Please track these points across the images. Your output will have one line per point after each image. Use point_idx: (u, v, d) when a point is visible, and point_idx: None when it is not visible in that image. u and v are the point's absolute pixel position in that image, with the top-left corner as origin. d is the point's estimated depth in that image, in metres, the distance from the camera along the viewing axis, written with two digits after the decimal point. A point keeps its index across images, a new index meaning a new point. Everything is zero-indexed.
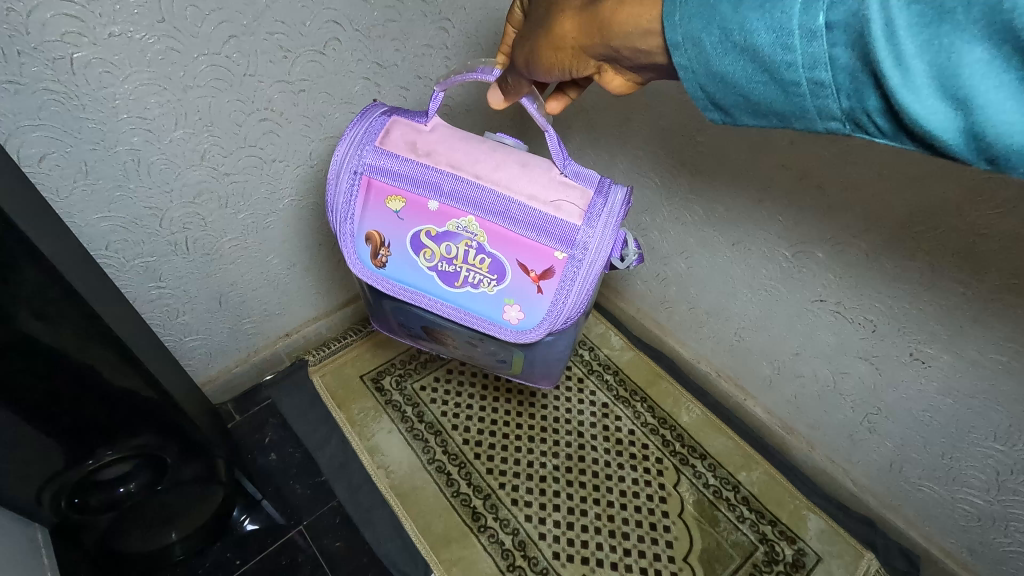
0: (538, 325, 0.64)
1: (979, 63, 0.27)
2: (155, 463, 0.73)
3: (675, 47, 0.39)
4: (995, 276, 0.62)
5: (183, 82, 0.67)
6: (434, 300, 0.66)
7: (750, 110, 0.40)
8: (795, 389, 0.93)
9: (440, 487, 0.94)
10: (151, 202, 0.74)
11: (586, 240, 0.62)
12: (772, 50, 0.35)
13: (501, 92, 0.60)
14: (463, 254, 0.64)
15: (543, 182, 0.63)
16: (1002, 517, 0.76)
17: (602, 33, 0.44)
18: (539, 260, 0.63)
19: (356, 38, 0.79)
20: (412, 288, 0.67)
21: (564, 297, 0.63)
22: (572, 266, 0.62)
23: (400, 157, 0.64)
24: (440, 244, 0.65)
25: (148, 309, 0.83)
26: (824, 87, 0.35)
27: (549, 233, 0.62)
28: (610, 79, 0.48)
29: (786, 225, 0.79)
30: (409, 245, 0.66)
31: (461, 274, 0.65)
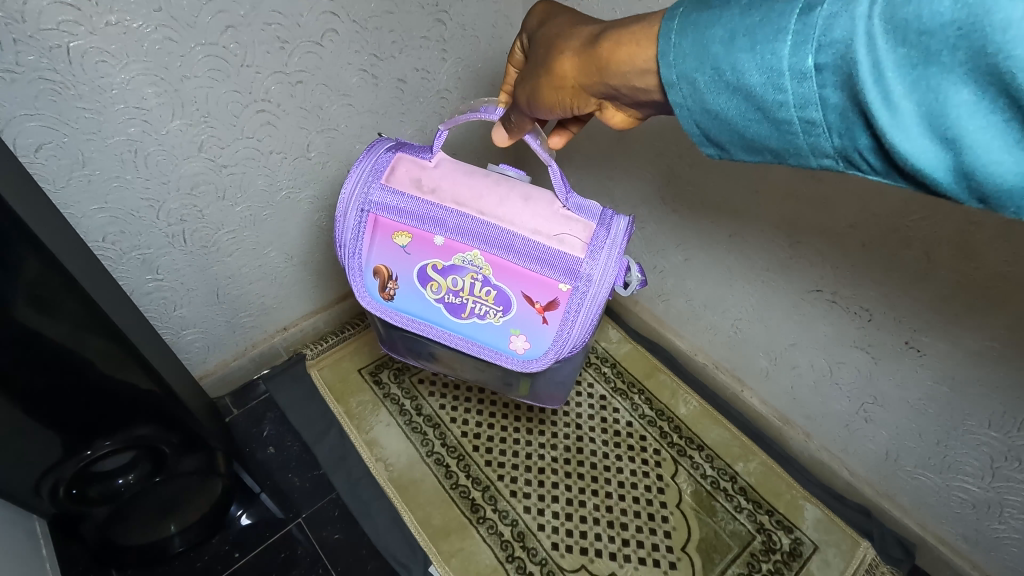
0: (544, 354, 0.65)
1: (966, 105, 0.28)
2: (153, 455, 0.73)
3: (670, 86, 0.41)
4: (990, 264, 0.63)
5: (181, 72, 0.67)
6: (442, 331, 0.67)
7: (745, 146, 0.40)
8: (791, 380, 0.94)
9: (439, 478, 0.94)
10: (148, 194, 0.74)
11: (590, 272, 0.62)
12: (764, 90, 0.36)
13: (506, 130, 0.61)
14: (469, 287, 0.65)
15: (546, 215, 0.63)
16: (996, 503, 0.76)
17: (601, 72, 0.46)
18: (544, 292, 0.63)
19: (353, 30, 0.79)
20: (420, 319, 0.67)
21: (570, 326, 0.64)
22: (576, 297, 0.63)
23: (405, 195, 0.64)
24: (446, 277, 0.65)
25: (145, 302, 0.83)
26: (816, 126, 0.35)
27: (553, 266, 0.62)
28: (611, 115, 0.52)
29: (783, 214, 0.80)
30: (417, 278, 0.66)
31: (467, 306, 0.66)
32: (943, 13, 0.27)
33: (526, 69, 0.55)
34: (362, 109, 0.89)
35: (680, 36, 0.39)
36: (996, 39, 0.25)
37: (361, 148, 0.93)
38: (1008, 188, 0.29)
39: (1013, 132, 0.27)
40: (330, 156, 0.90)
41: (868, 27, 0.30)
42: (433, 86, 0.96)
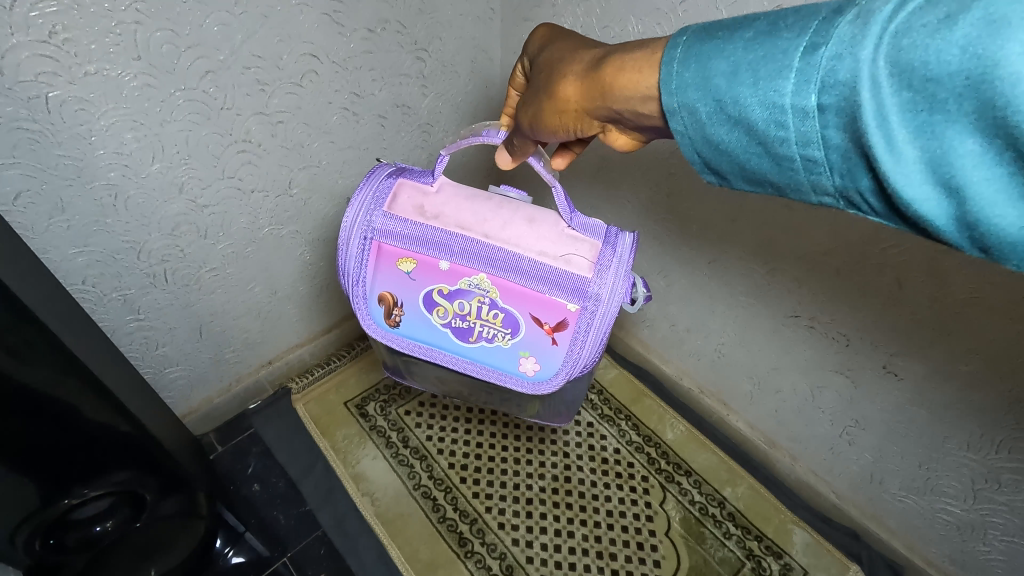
0: (555, 375, 0.65)
1: (971, 155, 0.28)
2: (132, 501, 0.74)
3: (671, 114, 0.41)
4: (959, 289, 0.64)
5: (161, 117, 0.68)
6: (451, 356, 0.68)
7: (744, 176, 0.41)
8: (775, 403, 0.94)
9: (426, 512, 0.94)
10: (128, 236, 0.74)
11: (597, 292, 0.62)
12: (766, 125, 0.36)
13: (508, 153, 0.61)
14: (476, 311, 0.66)
15: (551, 237, 0.64)
16: (980, 525, 0.77)
17: (604, 97, 0.47)
18: (551, 313, 0.63)
19: (333, 70, 0.80)
20: (426, 344, 0.68)
21: (579, 347, 0.64)
22: (585, 317, 0.63)
23: (408, 221, 0.65)
24: (450, 302, 0.66)
25: (126, 342, 0.83)
26: (817, 164, 0.35)
27: (561, 287, 0.62)
28: (614, 138, 0.52)
29: (759, 242, 0.81)
30: (423, 304, 0.67)
31: (475, 329, 0.66)
32: (950, 61, 0.27)
33: (528, 94, 0.56)
34: (344, 146, 0.90)
35: (682, 65, 0.40)
36: (1005, 93, 0.25)
37: (343, 183, 0.94)
38: (1009, 242, 0.29)
39: (1018, 187, 0.27)
40: (313, 191, 0.91)
41: (873, 70, 0.30)
42: (415, 120, 0.97)
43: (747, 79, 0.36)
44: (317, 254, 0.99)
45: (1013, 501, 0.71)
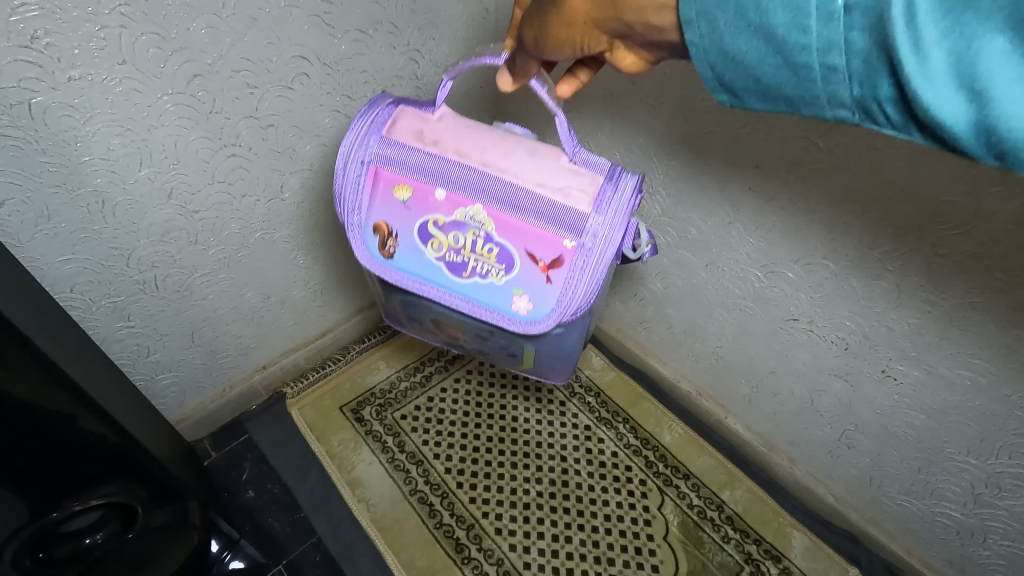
0: (548, 316, 0.64)
1: (998, 54, 0.27)
2: (126, 512, 0.73)
3: (687, 24, 0.38)
4: (959, 293, 0.63)
5: (148, 122, 0.67)
6: (443, 292, 0.66)
7: (758, 93, 0.39)
8: (774, 407, 0.94)
9: (423, 518, 0.93)
10: (117, 243, 0.73)
11: (595, 228, 0.61)
12: (788, 31, 0.35)
13: (511, 75, 0.59)
14: (471, 245, 0.64)
15: (552, 170, 0.63)
16: (980, 530, 0.76)
17: (614, 7, 0.42)
18: (547, 249, 0.62)
19: (325, 72, 0.79)
20: (419, 279, 0.67)
21: (573, 287, 0.63)
22: (581, 256, 0.62)
23: (407, 146, 0.64)
24: (445, 234, 0.65)
25: (117, 349, 0.82)
26: (836, 72, 0.34)
27: (557, 221, 0.61)
28: (622, 58, 0.47)
29: (757, 245, 0.80)
30: (418, 236, 0.66)
31: (469, 265, 0.65)
32: None
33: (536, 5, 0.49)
34: (336, 148, 0.88)
35: None
36: None
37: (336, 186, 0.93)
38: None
39: None
40: (305, 195, 0.89)
41: None
42: None
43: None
44: (310, 258, 0.98)
45: (1013, 506, 0.70)
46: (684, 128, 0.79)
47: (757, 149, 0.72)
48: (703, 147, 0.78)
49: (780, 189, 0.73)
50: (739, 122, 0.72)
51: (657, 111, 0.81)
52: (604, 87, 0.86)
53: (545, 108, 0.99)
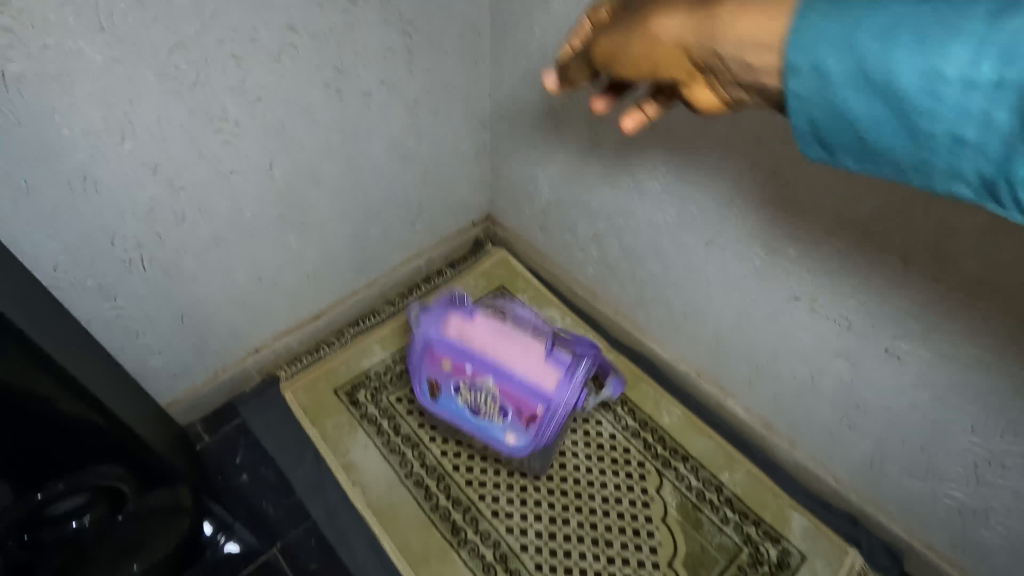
0: (525, 446, 0.87)
1: None
2: (113, 496, 0.72)
3: (792, 73, 0.34)
4: (966, 268, 0.61)
5: (129, 94, 0.64)
6: (460, 419, 0.90)
7: (858, 153, 0.34)
8: (774, 388, 0.92)
9: (419, 502, 0.92)
10: (100, 221, 0.71)
11: (560, 399, 0.83)
12: (915, 95, 0.30)
13: (558, 75, 0.51)
14: (483, 398, 0.87)
15: (537, 365, 0.84)
16: (982, 510, 0.75)
17: (709, 34, 0.37)
18: (528, 406, 0.85)
19: (313, 44, 0.76)
20: (446, 411, 0.90)
21: (544, 431, 0.85)
22: (547, 420, 0.84)
23: (449, 338, 0.88)
24: (479, 401, 0.88)
25: (105, 331, 0.80)
26: (962, 151, 0.30)
27: (536, 394, 0.84)
28: (701, 96, 0.40)
29: (758, 222, 0.78)
30: (450, 391, 0.89)
31: (481, 410, 0.88)
32: None
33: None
34: (327, 125, 0.86)
35: (819, 11, 0.33)
36: None
37: (328, 164, 0.90)
38: None
39: None
40: (295, 174, 0.87)
41: None
42: (401, 98, 0.93)
43: (877, 27, 0.31)
44: (302, 239, 0.96)
45: (1017, 485, 0.69)
46: (685, 101, 0.77)
47: (760, 122, 0.70)
48: (705, 121, 0.76)
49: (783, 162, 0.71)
50: None
51: None
52: None
53: (542, 84, 0.96)
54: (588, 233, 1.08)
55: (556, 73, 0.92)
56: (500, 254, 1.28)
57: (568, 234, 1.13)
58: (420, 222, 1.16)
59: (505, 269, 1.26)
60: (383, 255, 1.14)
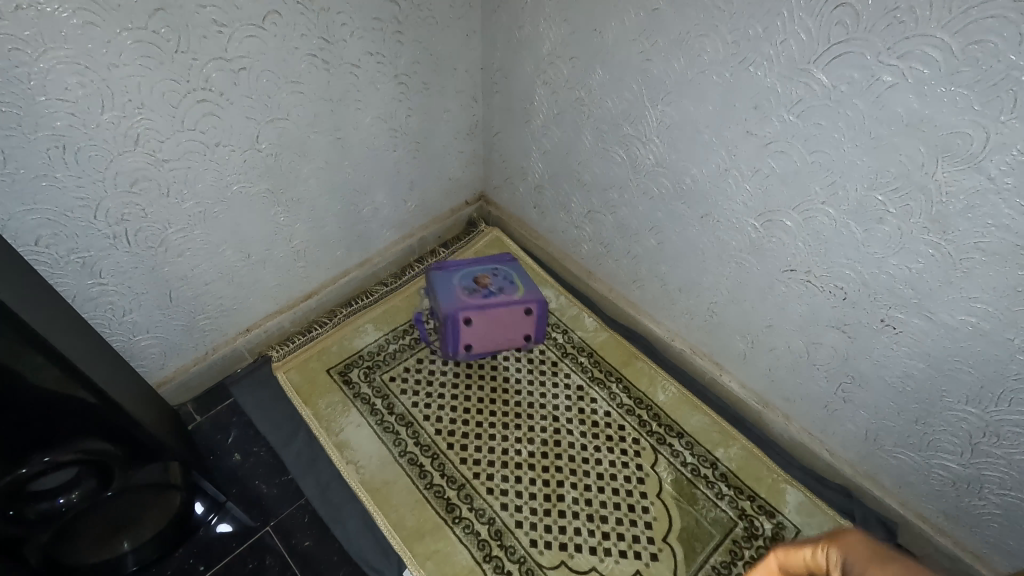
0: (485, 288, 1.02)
1: None
2: (102, 471, 0.70)
3: None
4: (963, 234, 0.60)
5: (107, 60, 0.62)
6: (460, 282, 1.03)
7: None
8: (769, 362, 0.92)
9: (413, 479, 0.91)
10: (82, 193, 0.69)
11: (518, 299, 1.02)
12: None
13: None
14: (484, 285, 1.04)
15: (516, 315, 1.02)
16: (975, 479, 0.75)
17: None
18: (485, 315, 1.00)
19: (298, 12, 0.74)
20: (451, 276, 1.04)
21: (491, 313, 1.00)
22: (500, 298, 1.01)
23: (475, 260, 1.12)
24: (469, 282, 1.03)
25: (90, 308, 0.78)
26: None
27: (496, 315, 1.01)
28: None
29: (753, 193, 0.77)
30: (457, 273, 1.06)
31: (474, 286, 1.03)
32: None
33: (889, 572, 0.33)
34: (314, 97, 0.84)
35: None
36: None
37: (316, 138, 0.88)
38: None
39: None
40: (282, 147, 0.85)
41: None
42: (390, 70, 0.91)
43: None
44: (291, 216, 0.95)
45: (1011, 454, 0.69)
46: (679, 69, 0.75)
47: (756, 88, 0.68)
48: (700, 90, 0.74)
49: (779, 129, 0.69)
50: (737, 60, 0.68)
51: (651, 52, 0.77)
52: (596, 29, 0.82)
53: (534, 56, 0.94)
54: (582, 209, 1.07)
55: (548, 44, 0.91)
56: (492, 234, 1.28)
57: (562, 211, 1.12)
58: (412, 200, 1.15)
59: (499, 248, 1.25)
60: (375, 234, 1.13)
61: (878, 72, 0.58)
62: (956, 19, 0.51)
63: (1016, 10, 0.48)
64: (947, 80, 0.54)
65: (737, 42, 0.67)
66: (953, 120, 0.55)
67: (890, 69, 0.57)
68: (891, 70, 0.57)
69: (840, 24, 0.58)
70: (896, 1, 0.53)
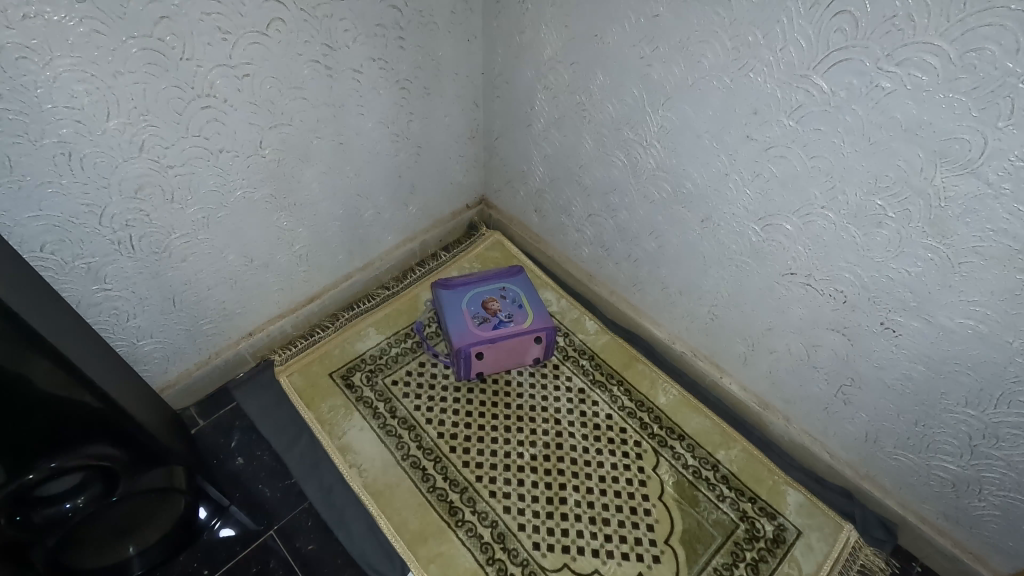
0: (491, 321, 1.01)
1: None
2: (108, 476, 0.70)
3: None
4: (961, 238, 0.61)
5: (113, 67, 0.63)
6: (466, 313, 1.02)
7: None
8: (770, 364, 0.92)
9: (416, 482, 0.92)
10: (87, 199, 0.69)
11: (526, 332, 1.00)
12: None
13: None
14: (490, 312, 1.02)
15: (524, 343, 1.01)
16: (975, 481, 0.75)
17: None
18: (493, 349, 0.99)
19: (301, 18, 0.74)
20: (457, 305, 1.03)
21: (498, 346, 0.99)
22: (507, 332, 1.00)
23: (481, 275, 1.10)
24: (478, 310, 1.03)
25: (95, 314, 0.79)
26: None
27: (504, 348, 1.00)
28: None
29: (753, 197, 0.77)
30: (464, 299, 1.05)
31: (480, 317, 1.02)
32: None
33: None
34: (317, 103, 0.84)
35: None
36: None
37: (318, 143, 0.89)
38: None
39: None
40: (284, 152, 0.85)
41: None
42: (392, 76, 0.92)
43: None
44: (294, 221, 0.95)
45: (1010, 455, 0.70)
46: (680, 74, 0.76)
47: (756, 94, 0.69)
48: (700, 95, 0.75)
49: (779, 135, 0.70)
50: (738, 65, 0.69)
51: (652, 57, 0.77)
52: (597, 35, 0.82)
53: (535, 60, 0.95)
54: (583, 213, 1.08)
55: (549, 49, 0.91)
56: (493, 237, 1.28)
57: (563, 214, 1.13)
58: (414, 204, 1.15)
59: (500, 251, 1.26)
60: (377, 238, 1.13)
61: (876, 79, 0.58)
62: (954, 27, 0.52)
63: (1014, 18, 0.49)
64: (946, 87, 0.55)
65: (737, 48, 0.68)
66: (951, 126, 0.56)
67: (888, 75, 0.58)
68: (890, 77, 0.58)
69: (839, 31, 0.58)
70: (895, 8, 0.54)
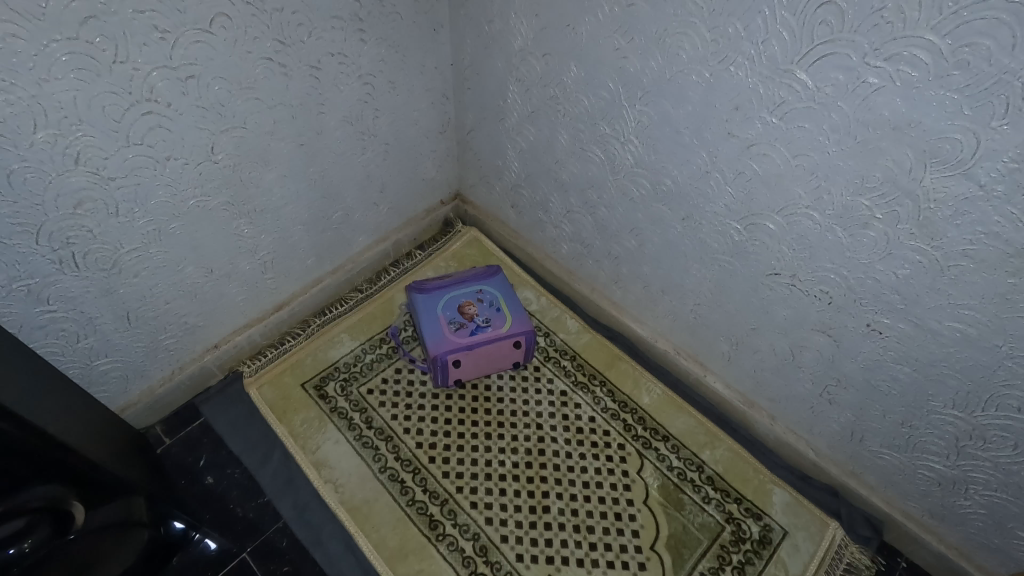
0: (468, 326, 0.98)
1: None
2: (57, 517, 0.67)
3: None
4: (950, 241, 0.58)
5: (36, 75, 0.57)
6: (441, 317, 0.99)
7: None
8: (754, 363, 0.90)
9: (394, 497, 0.89)
10: (19, 218, 0.64)
11: (505, 337, 0.97)
12: None
13: None
14: (467, 316, 0.99)
15: (504, 348, 0.98)
16: (961, 480, 0.74)
17: None
18: (470, 355, 0.96)
19: (248, 13, 0.68)
20: (432, 310, 1.00)
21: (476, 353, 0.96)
22: (485, 338, 0.96)
23: (457, 274, 1.06)
24: (454, 314, 0.99)
25: (40, 336, 0.74)
26: None
27: (482, 354, 0.97)
28: None
29: (736, 196, 0.74)
30: (440, 302, 1.01)
31: (456, 322, 0.98)
32: None
33: None
34: (273, 103, 0.79)
35: None
36: None
37: (277, 145, 0.84)
38: None
39: None
40: (240, 157, 0.80)
41: None
42: (353, 71, 0.86)
43: None
44: (255, 227, 0.90)
45: (997, 457, 0.68)
46: (657, 68, 0.71)
47: (737, 88, 0.65)
48: (678, 90, 0.71)
49: (762, 131, 0.66)
50: (717, 59, 0.65)
51: (627, 49, 0.73)
52: (569, 25, 0.78)
53: (506, 51, 0.90)
54: (561, 209, 1.04)
55: (520, 39, 0.86)
56: (470, 234, 1.23)
57: (540, 210, 1.09)
58: (385, 202, 1.10)
59: (478, 250, 1.21)
60: (347, 240, 1.08)
61: (863, 74, 0.55)
62: (947, 20, 0.48)
63: (1008, 12, 0.45)
64: (937, 84, 0.51)
65: (717, 40, 0.64)
66: (942, 124, 0.53)
67: (875, 71, 0.54)
68: (877, 72, 0.54)
69: (824, 24, 0.55)
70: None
